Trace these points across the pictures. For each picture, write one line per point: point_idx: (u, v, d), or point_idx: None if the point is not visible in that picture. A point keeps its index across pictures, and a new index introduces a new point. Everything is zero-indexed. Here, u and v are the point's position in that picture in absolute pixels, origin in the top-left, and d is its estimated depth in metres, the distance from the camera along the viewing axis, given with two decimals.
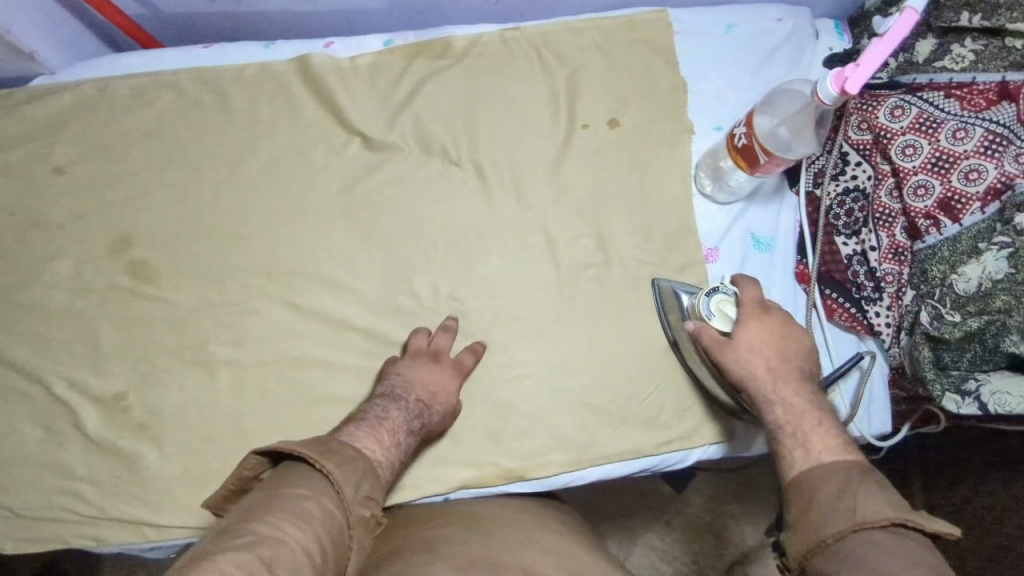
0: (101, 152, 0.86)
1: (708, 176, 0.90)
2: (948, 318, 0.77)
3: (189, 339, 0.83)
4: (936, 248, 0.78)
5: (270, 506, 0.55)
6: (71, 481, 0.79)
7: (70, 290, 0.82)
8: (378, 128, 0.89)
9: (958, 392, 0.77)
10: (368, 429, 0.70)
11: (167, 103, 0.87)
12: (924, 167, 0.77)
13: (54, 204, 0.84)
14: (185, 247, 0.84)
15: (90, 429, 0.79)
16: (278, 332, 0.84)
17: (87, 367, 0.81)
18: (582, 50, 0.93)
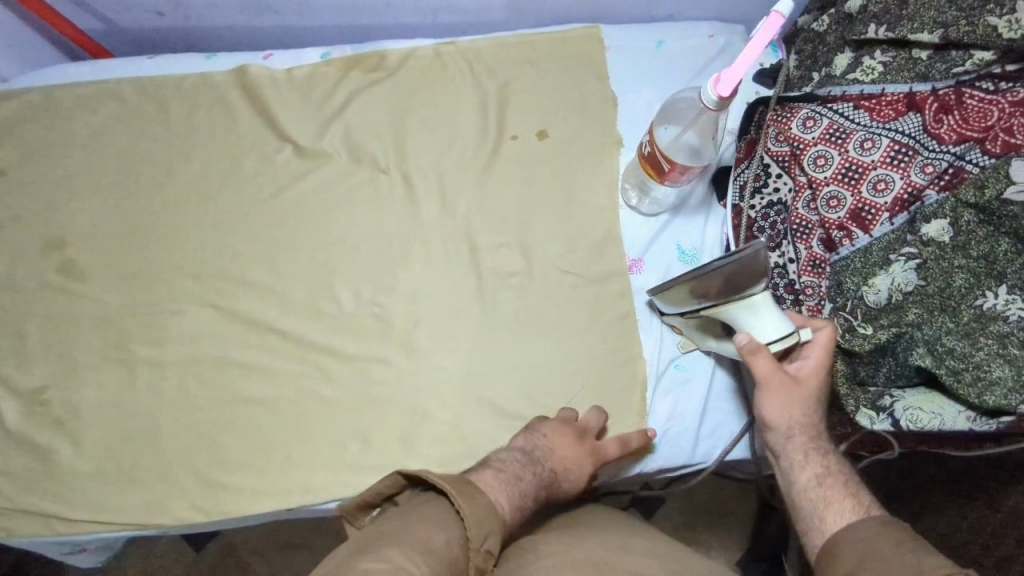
0: (42, 156, 0.89)
1: (635, 188, 0.90)
2: (860, 330, 0.75)
3: (113, 336, 0.85)
4: (848, 259, 0.77)
5: (392, 521, 0.54)
6: None
7: (1, 286, 0.85)
8: (311, 136, 0.92)
9: (872, 408, 0.76)
10: (501, 478, 0.65)
11: (110, 110, 0.91)
12: (834, 178, 0.77)
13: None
14: (116, 247, 0.87)
15: (10, 422, 0.81)
16: (199, 332, 0.85)
17: (12, 362, 0.83)
18: (514, 65, 0.95)
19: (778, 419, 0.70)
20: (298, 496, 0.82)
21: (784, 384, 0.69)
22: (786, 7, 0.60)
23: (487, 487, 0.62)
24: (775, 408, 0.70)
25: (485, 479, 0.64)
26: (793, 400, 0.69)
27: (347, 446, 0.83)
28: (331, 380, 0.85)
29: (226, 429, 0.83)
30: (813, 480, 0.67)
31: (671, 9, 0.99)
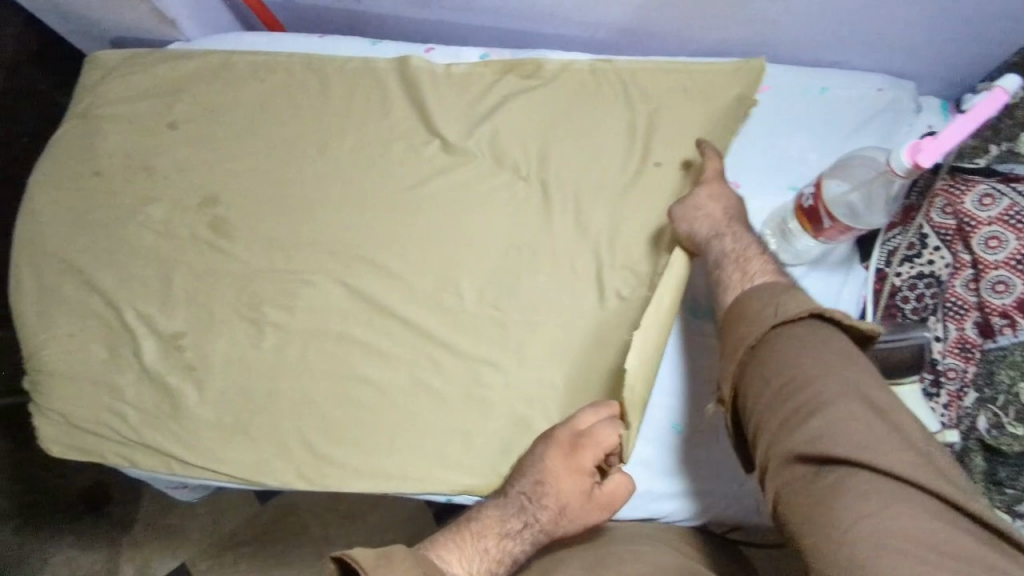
0: (210, 115, 0.94)
1: (774, 237, 0.85)
2: (1009, 429, 0.72)
3: (249, 296, 0.89)
4: (1007, 350, 0.73)
5: None
6: (119, 404, 0.85)
7: (157, 231, 0.90)
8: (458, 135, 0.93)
9: (1010, 510, 0.73)
10: (456, 543, 0.69)
11: (278, 81, 0.95)
12: (1006, 264, 0.73)
13: (161, 153, 0.92)
14: (263, 212, 0.91)
15: (147, 360, 0.86)
16: (327, 305, 0.88)
17: (156, 304, 0.88)
18: (670, 91, 0.94)
19: (728, 289, 0.73)
20: (394, 480, 0.83)
21: (715, 215, 0.80)
22: (1009, 84, 0.59)
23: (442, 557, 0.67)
24: (705, 203, 0.81)
25: (447, 539, 0.70)
26: (715, 220, 0.79)
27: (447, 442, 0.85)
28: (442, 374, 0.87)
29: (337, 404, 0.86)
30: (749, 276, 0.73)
31: (839, 55, 0.96)
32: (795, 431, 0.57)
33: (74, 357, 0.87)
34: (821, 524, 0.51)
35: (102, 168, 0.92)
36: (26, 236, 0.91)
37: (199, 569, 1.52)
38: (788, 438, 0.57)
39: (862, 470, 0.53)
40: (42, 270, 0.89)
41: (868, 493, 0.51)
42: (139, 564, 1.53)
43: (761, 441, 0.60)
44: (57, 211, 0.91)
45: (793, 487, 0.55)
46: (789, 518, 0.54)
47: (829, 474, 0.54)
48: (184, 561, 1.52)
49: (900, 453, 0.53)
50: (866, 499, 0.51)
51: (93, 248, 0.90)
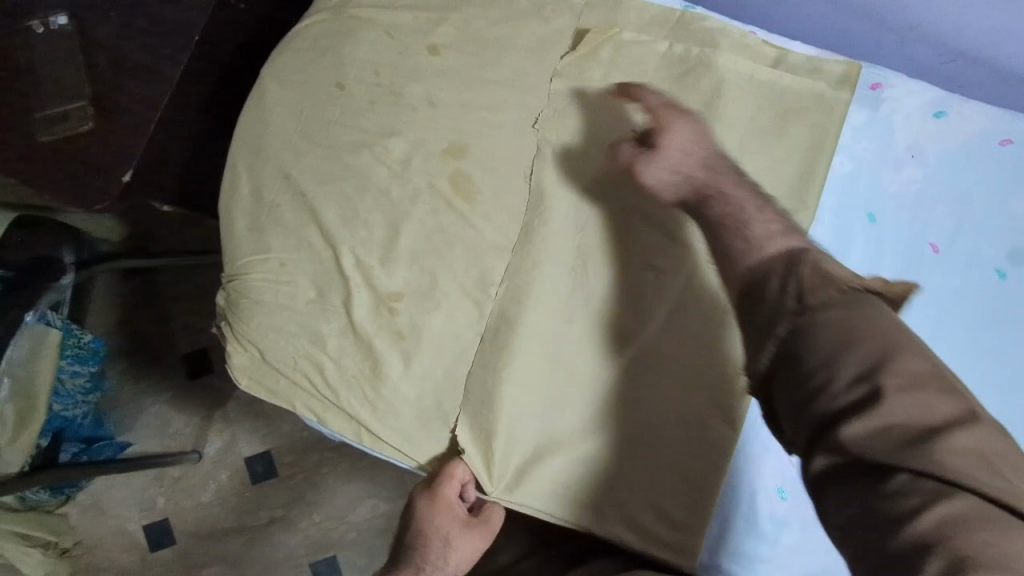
0: (476, 48, 0.81)
1: None
2: None
3: (480, 271, 0.78)
4: None
5: None
6: (320, 354, 0.77)
7: (393, 168, 0.79)
8: (760, 142, 0.75)
9: None
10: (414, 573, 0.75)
11: (560, 29, 0.81)
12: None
13: (416, 82, 0.81)
14: (513, 178, 0.79)
15: (358, 314, 0.77)
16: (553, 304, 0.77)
17: (377, 253, 0.78)
18: (1018, 156, 0.78)
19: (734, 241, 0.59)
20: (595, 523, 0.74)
21: (695, 161, 0.66)
22: None
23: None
24: (675, 141, 0.68)
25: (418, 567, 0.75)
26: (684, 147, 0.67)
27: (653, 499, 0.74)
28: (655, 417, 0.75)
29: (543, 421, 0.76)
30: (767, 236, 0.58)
31: None
32: (844, 417, 0.47)
33: (281, 289, 0.78)
34: (908, 542, 0.42)
35: (347, 80, 0.81)
36: (248, 135, 0.81)
37: (281, 461, 1.44)
38: (836, 430, 0.46)
39: (915, 467, 0.44)
40: (263, 181, 0.80)
41: (949, 512, 0.42)
42: (227, 439, 1.44)
43: (817, 419, 0.48)
44: (290, 117, 0.81)
45: (850, 490, 0.46)
46: (877, 535, 0.44)
47: (895, 483, 0.44)
48: (269, 451, 1.44)
49: (963, 457, 0.43)
50: (922, 490, 0.43)
51: (321, 171, 0.80)
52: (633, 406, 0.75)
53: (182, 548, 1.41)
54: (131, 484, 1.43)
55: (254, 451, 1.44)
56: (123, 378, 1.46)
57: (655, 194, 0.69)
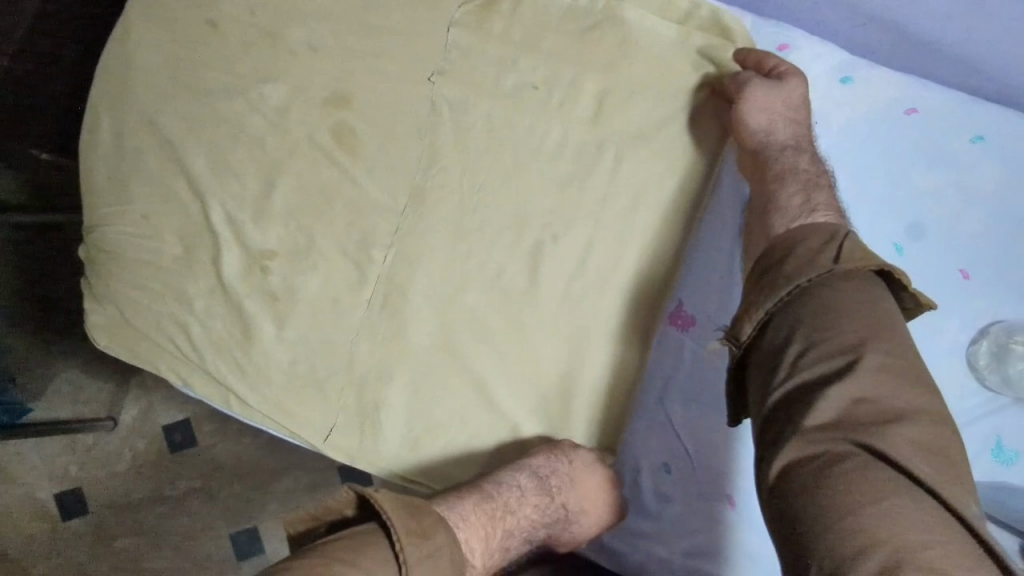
0: None
1: (988, 352, 0.72)
2: None
3: (362, 231, 0.73)
4: None
5: (360, 553, 0.53)
6: (185, 315, 0.72)
7: (268, 119, 0.74)
8: (654, 98, 0.70)
9: None
10: (478, 506, 0.63)
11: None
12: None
13: (292, 21, 0.74)
14: (398, 132, 0.73)
15: (227, 273, 0.72)
16: (441, 265, 0.72)
17: (250, 210, 0.73)
18: (920, 130, 0.74)
19: (788, 209, 0.59)
20: None
21: (797, 126, 0.66)
22: None
23: (471, 535, 0.61)
24: (792, 95, 0.67)
25: (466, 508, 0.63)
26: (799, 120, 0.67)
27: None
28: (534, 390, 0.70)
29: (420, 392, 0.71)
30: (815, 202, 0.59)
31: None
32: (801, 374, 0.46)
33: (144, 246, 0.73)
34: (831, 501, 0.42)
35: (218, 19, 0.75)
36: (106, 78, 0.75)
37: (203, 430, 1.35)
38: (796, 403, 0.46)
39: (849, 430, 0.44)
40: (127, 129, 0.74)
41: (874, 479, 0.42)
42: (143, 407, 1.35)
43: (778, 377, 0.47)
44: (154, 60, 0.75)
45: (784, 445, 0.45)
46: (800, 492, 0.43)
47: (826, 445, 0.44)
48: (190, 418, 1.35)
49: (918, 450, 0.43)
50: (878, 499, 0.41)
51: (186, 120, 0.74)
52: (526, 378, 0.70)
53: (96, 518, 1.33)
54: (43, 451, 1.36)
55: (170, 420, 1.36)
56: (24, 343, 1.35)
57: (763, 135, 0.65)
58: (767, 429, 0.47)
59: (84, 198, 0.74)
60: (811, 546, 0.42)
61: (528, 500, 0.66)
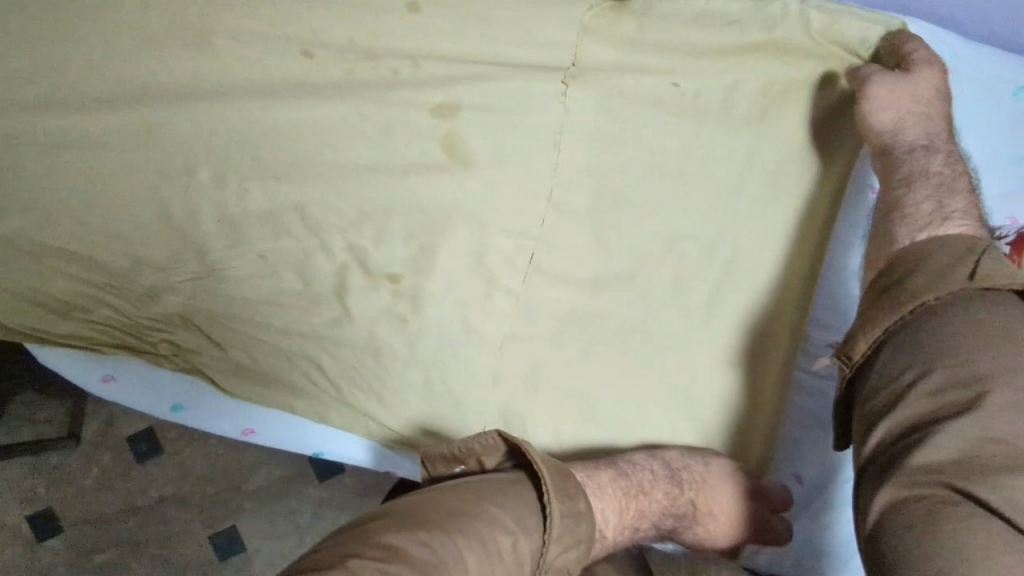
0: (461, 10, 0.72)
1: None
2: None
3: (478, 254, 0.75)
4: None
5: (484, 493, 0.59)
6: (317, 348, 0.75)
7: (377, 145, 0.73)
8: (764, 124, 0.73)
9: None
10: (613, 486, 0.69)
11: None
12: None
13: (399, 44, 0.72)
14: (513, 159, 0.74)
15: (353, 303, 0.75)
16: (559, 281, 0.76)
17: (370, 237, 0.74)
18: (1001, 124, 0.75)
19: (913, 219, 0.62)
20: None
21: (931, 122, 0.67)
22: None
23: (601, 510, 0.68)
24: (928, 81, 0.67)
25: (599, 479, 0.69)
26: (934, 115, 0.67)
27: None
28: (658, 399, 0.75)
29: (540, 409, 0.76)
30: (952, 208, 0.62)
31: None
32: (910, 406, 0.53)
33: (265, 284, 0.74)
34: (927, 532, 0.48)
35: (315, 49, 0.72)
36: (194, 107, 0.71)
37: (168, 436, 1.23)
38: (916, 429, 0.52)
39: (954, 456, 0.50)
40: (225, 161, 0.72)
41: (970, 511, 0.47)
42: (105, 419, 1.23)
43: (900, 407, 0.53)
44: (247, 92, 0.71)
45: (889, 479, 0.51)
46: (903, 521, 0.49)
47: (931, 485, 0.49)
48: (153, 427, 1.23)
49: None
50: (972, 526, 0.47)
51: (290, 152, 0.72)
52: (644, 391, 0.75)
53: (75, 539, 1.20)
54: (7, 477, 1.21)
55: (136, 428, 1.23)
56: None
57: (882, 136, 0.68)
58: (885, 446, 0.53)
59: (191, 240, 0.72)
60: (896, 562, 0.48)
61: (658, 485, 0.71)
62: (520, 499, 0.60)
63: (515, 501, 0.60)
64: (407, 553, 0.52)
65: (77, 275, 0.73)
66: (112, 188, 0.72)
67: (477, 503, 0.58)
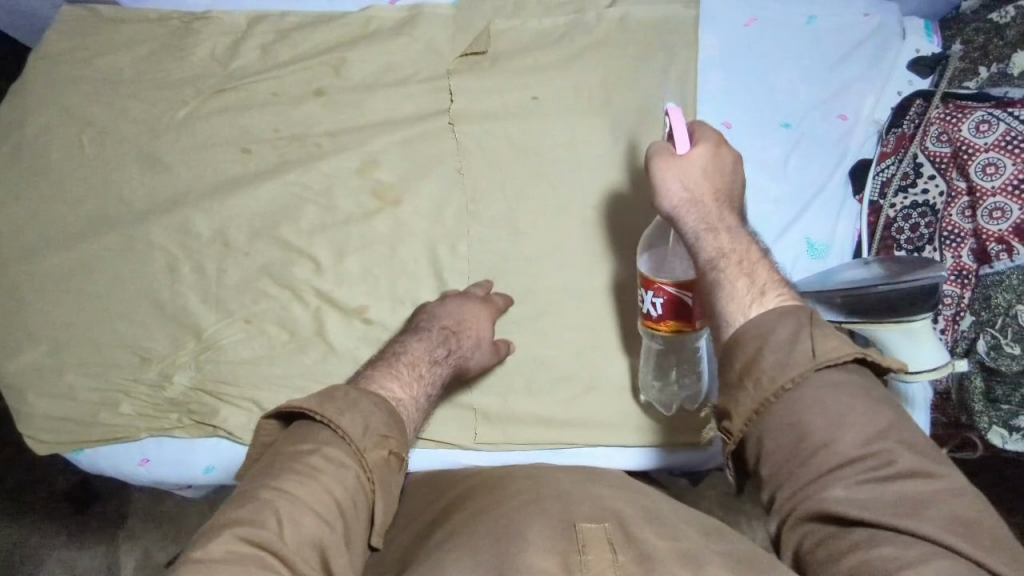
0: (362, 86, 0.91)
1: (766, 176, 0.90)
2: (1007, 349, 0.78)
3: (425, 264, 0.88)
4: (1004, 275, 0.78)
5: (304, 432, 0.62)
6: (312, 383, 0.85)
7: (319, 204, 0.88)
8: (613, 100, 0.91)
9: (1005, 427, 0.79)
10: (388, 371, 0.72)
11: (429, 36, 0.92)
12: (1003, 190, 0.78)
13: (316, 123, 0.90)
14: (429, 180, 0.89)
15: (334, 337, 0.86)
16: (497, 261, 0.89)
17: (332, 279, 0.87)
18: (799, 47, 0.93)
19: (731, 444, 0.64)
20: (586, 433, 0.87)
21: (471, 337, 0.82)
22: None
23: (383, 386, 0.70)
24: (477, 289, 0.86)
25: (375, 377, 0.71)
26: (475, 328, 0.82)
27: (628, 414, 0.86)
28: (609, 338, 0.88)
29: (513, 377, 0.88)
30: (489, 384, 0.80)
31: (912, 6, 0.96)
32: (836, 485, 0.51)
33: (256, 342, 0.86)
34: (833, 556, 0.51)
35: (251, 144, 0.89)
36: (166, 216, 0.86)
37: None
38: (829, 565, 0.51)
39: (848, 495, 0.51)
40: (199, 253, 0.87)
41: (899, 549, 0.48)
42: (139, 554, 1.31)
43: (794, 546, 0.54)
44: (206, 192, 0.87)
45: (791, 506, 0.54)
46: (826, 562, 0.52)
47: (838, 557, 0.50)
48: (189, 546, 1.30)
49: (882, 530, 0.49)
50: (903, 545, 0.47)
51: (251, 227, 0.87)
52: (590, 333, 0.88)
53: None
54: None
55: (172, 553, 1.30)
56: (20, 529, 1.32)
57: (463, 360, 0.82)
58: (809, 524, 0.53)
59: (188, 320, 0.85)
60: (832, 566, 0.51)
61: (429, 351, 0.77)
62: (312, 443, 0.61)
63: (301, 448, 0.60)
64: (273, 547, 0.53)
65: (100, 381, 0.84)
66: (114, 299, 0.85)
67: (283, 449, 0.61)
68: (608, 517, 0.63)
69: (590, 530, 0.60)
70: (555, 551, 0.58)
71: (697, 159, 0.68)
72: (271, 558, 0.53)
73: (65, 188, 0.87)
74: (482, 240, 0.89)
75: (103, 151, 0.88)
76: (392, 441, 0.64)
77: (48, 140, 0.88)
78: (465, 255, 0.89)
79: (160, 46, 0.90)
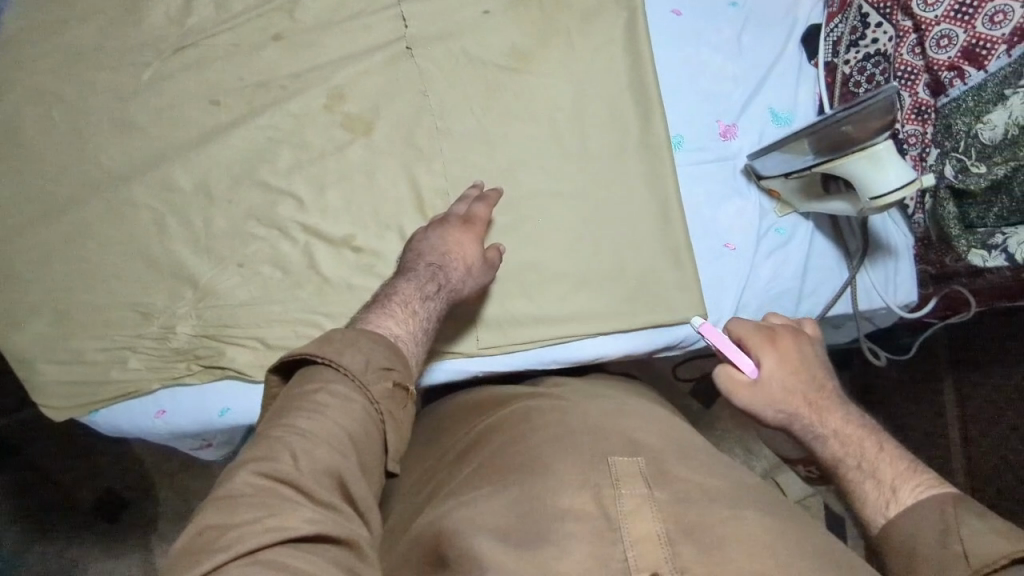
0: (317, 26, 0.93)
1: (723, 53, 0.93)
2: (973, 170, 0.81)
3: (404, 186, 0.90)
4: (960, 100, 0.80)
5: (304, 376, 0.63)
6: (313, 316, 0.87)
7: (294, 145, 0.90)
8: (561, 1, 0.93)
9: (984, 248, 0.84)
10: (383, 310, 0.74)
11: None
12: (946, 17, 0.79)
13: (278, 67, 0.92)
14: (396, 105, 0.91)
15: (326, 268, 0.88)
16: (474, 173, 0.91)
17: (316, 213, 0.89)
18: None
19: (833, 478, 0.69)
20: (585, 323, 0.88)
21: (459, 260, 0.82)
22: None
23: (382, 326, 0.72)
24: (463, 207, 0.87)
25: (373, 320, 0.73)
26: (462, 247, 0.82)
27: (622, 300, 0.89)
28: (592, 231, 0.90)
29: (505, 283, 0.90)
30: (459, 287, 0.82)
31: None
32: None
33: (251, 283, 0.88)
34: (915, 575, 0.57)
35: (219, 97, 0.91)
36: (146, 174, 0.88)
37: None
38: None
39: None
40: (184, 208, 0.88)
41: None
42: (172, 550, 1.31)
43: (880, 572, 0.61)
44: (184, 147, 0.89)
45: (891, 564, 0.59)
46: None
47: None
48: None
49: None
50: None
51: (232, 174, 0.89)
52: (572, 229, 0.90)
53: None
54: None
55: None
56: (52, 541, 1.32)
57: (460, 291, 0.82)
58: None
59: (182, 271, 0.87)
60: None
61: (421, 290, 0.78)
62: (318, 381, 0.62)
63: (310, 387, 0.61)
64: (292, 478, 0.54)
65: (105, 342, 0.86)
66: (108, 263, 0.87)
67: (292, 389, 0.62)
68: (642, 452, 0.65)
69: (624, 465, 0.62)
70: (589, 485, 0.60)
71: (781, 357, 0.72)
72: (284, 489, 0.54)
73: (44, 164, 0.89)
74: (455, 154, 0.91)
75: (77, 123, 0.90)
76: (395, 373, 0.66)
77: (20, 122, 0.90)
78: (441, 171, 0.90)
79: (115, 15, 0.92)
